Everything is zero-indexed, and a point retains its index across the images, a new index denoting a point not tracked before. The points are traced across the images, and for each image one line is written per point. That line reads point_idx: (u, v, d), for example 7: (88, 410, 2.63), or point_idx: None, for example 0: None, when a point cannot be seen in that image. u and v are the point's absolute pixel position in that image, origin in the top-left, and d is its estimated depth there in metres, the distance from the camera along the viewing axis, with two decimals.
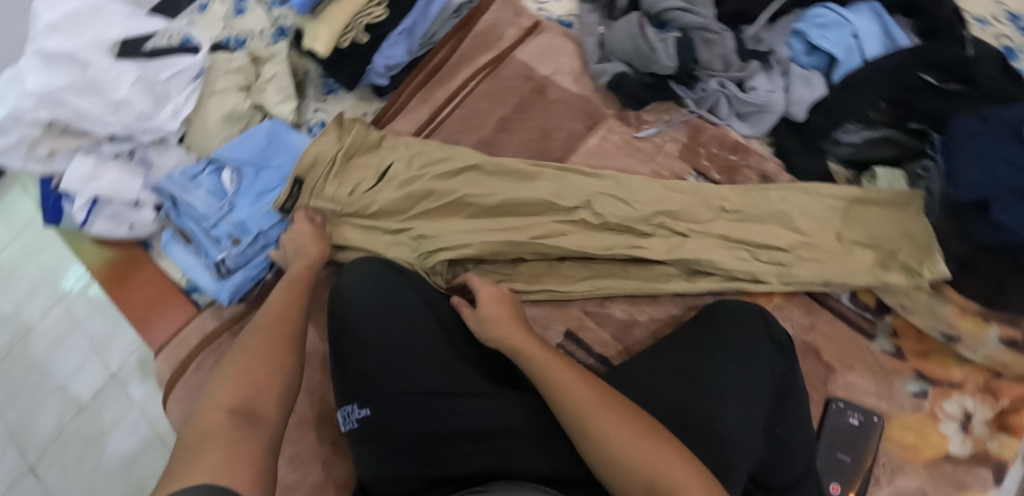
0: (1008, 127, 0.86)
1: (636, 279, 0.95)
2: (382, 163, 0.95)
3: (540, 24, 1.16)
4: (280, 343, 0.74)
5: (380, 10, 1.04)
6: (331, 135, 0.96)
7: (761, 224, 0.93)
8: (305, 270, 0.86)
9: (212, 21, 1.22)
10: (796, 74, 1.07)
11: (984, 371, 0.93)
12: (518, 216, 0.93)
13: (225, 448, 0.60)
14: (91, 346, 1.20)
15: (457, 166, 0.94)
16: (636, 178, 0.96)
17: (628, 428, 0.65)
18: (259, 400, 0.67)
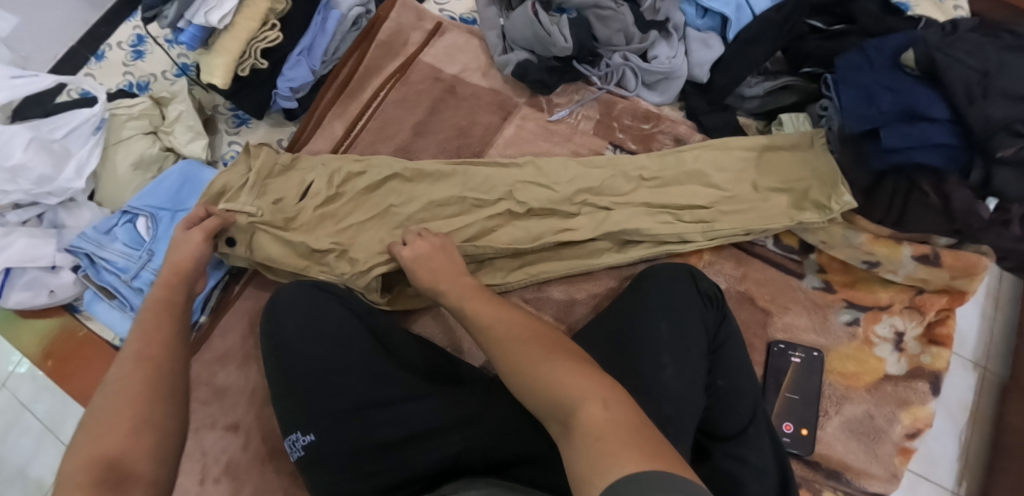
0: (885, 57, 0.91)
1: (569, 259, 0.98)
2: (301, 185, 0.94)
3: (442, 25, 1.16)
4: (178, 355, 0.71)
5: (275, 33, 1.02)
6: (240, 166, 0.94)
7: (680, 186, 0.98)
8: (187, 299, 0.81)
9: (111, 70, 1.19)
10: (694, 37, 1.09)
11: (908, 290, 0.97)
12: (442, 215, 0.95)
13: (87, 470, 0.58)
14: (43, 427, 1.07)
15: (377, 177, 0.96)
16: (553, 160, 0.99)
17: (537, 352, 0.65)
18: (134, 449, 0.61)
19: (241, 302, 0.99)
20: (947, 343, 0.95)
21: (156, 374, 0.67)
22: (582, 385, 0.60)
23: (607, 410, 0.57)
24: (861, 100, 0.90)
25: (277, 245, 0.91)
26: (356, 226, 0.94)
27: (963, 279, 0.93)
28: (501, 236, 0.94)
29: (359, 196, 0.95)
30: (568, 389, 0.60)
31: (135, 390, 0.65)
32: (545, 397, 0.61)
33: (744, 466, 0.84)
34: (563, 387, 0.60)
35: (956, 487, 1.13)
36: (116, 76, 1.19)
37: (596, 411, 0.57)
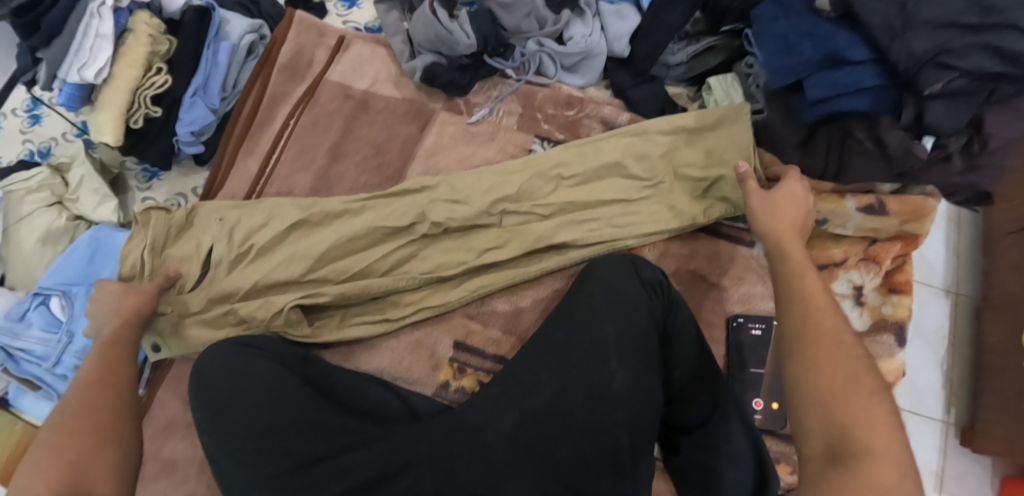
0: (800, 3, 0.87)
1: (508, 270, 0.94)
2: (201, 248, 0.90)
3: (345, 38, 1.09)
4: (110, 387, 0.73)
5: (162, 76, 0.96)
6: (138, 235, 0.90)
7: (600, 181, 0.95)
8: (120, 329, 0.79)
9: (8, 139, 1.12)
10: (607, 11, 1.04)
11: (861, 240, 0.94)
12: (356, 252, 0.91)
13: None
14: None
15: (281, 227, 0.91)
16: (466, 175, 0.95)
17: (840, 372, 0.61)
18: (88, 472, 0.67)
19: (176, 369, 0.95)
20: (907, 290, 0.92)
21: (111, 404, 0.72)
22: (887, 438, 0.58)
23: (899, 480, 0.57)
24: (781, 52, 0.86)
25: (202, 327, 0.88)
26: (267, 276, 0.89)
27: (913, 222, 0.90)
28: (422, 263, 0.92)
29: (267, 248, 0.91)
30: (866, 429, 0.59)
31: (85, 417, 0.70)
32: (831, 419, 0.60)
33: (712, 454, 0.83)
34: (861, 430, 0.58)
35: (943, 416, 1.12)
36: (14, 145, 1.12)
37: (888, 478, 0.56)
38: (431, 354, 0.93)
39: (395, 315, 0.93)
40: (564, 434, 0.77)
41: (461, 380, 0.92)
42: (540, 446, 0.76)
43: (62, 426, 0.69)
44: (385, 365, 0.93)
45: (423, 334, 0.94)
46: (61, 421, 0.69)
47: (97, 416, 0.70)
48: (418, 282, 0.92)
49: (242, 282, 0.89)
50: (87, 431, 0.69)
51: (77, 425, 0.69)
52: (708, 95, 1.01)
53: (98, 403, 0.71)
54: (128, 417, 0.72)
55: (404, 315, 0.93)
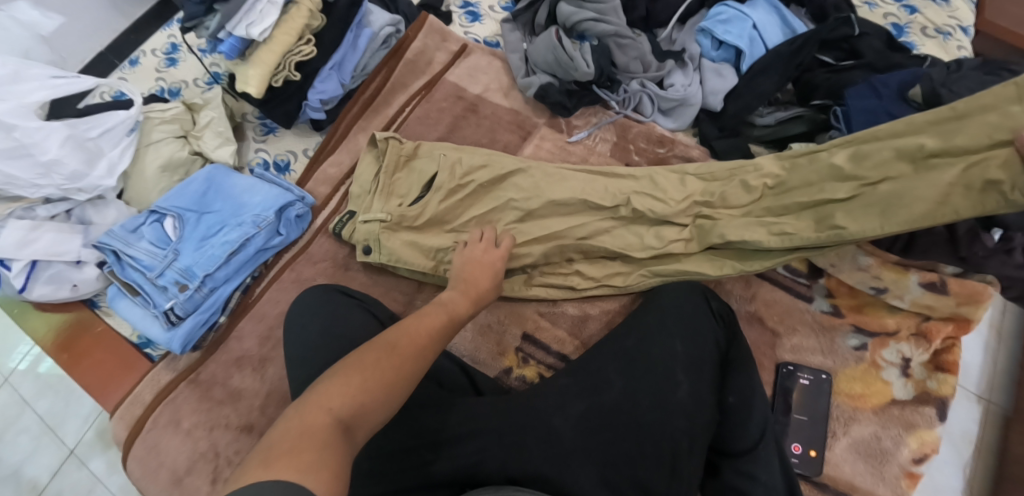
0: (889, 91, 0.97)
1: (689, 267, 0.97)
2: (427, 174, 1.02)
3: (467, 46, 1.20)
4: (422, 353, 0.74)
5: (309, 48, 1.07)
6: (371, 158, 1.06)
7: (879, 164, 0.86)
8: (463, 311, 0.82)
9: (144, 75, 1.22)
10: (708, 68, 1.14)
11: (914, 315, 0.99)
12: (558, 217, 1.00)
13: (317, 450, 0.61)
14: (43, 427, 1.34)
15: (499, 173, 1.01)
16: (669, 174, 1.01)
17: None
18: (366, 414, 0.66)
19: (258, 306, 1.03)
20: (953, 371, 0.96)
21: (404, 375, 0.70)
22: None
23: None
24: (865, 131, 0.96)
25: (410, 249, 0.99)
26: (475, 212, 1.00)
27: (969, 305, 0.95)
28: (614, 237, 0.99)
29: (483, 187, 1.01)
30: None
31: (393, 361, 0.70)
32: None
33: (751, 483, 0.84)
34: None
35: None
36: (147, 81, 1.21)
37: None
38: (499, 340, 1.00)
39: (579, 285, 1.01)
40: (628, 432, 0.82)
41: (523, 369, 0.98)
42: (601, 439, 0.81)
43: (357, 356, 0.70)
44: (456, 341, 1.00)
45: (494, 320, 1.01)
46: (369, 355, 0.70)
47: (395, 374, 0.70)
48: (607, 252, 1.00)
49: (456, 214, 1.01)
50: (381, 384, 0.68)
51: (378, 371, 0.69)
52: None
53: (401, 356, 0.71)
54: (406, 386, 0.70)
55: (587, 286, 1.01)
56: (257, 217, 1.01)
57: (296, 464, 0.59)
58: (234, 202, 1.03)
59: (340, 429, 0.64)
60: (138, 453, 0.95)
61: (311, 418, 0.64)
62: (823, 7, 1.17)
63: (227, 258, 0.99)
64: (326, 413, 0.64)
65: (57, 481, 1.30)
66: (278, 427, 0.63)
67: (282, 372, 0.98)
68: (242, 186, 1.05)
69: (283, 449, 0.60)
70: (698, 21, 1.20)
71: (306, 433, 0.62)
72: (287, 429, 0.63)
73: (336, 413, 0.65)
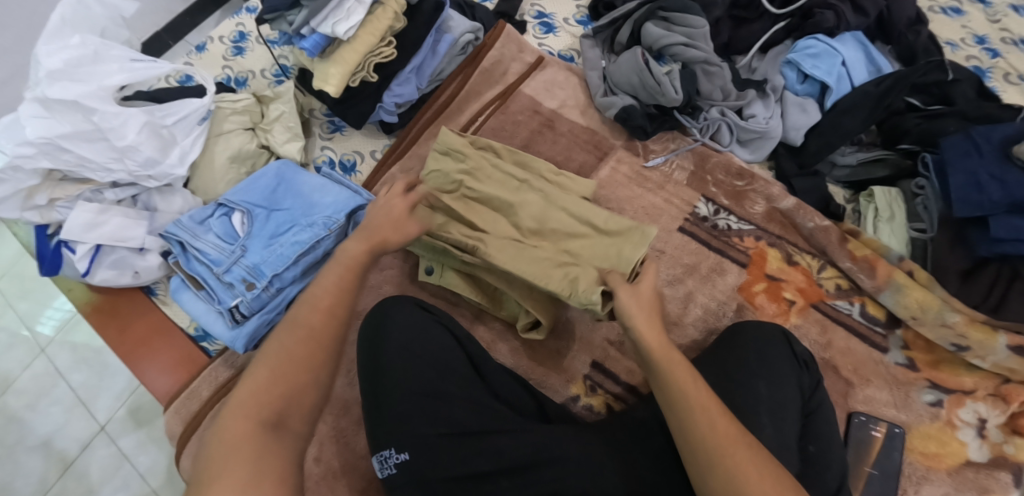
0: (990, 145, 0.95)
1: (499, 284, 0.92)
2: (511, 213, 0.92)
3: (543, 59, 1.17)
4: (327, 323, 0.72)
5: (390, 49, 1.04)
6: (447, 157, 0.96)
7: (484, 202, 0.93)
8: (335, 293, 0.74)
9: (212, 61, 1.18)
10: (792, 101, 1.11)
11: (993, 376, 0.96)
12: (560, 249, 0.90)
13: (246, 469, 0.64)
14: (76, 398, 1.28)
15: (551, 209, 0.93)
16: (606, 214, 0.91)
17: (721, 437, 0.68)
18: (289, 409, 0.68)
19: None
20: None
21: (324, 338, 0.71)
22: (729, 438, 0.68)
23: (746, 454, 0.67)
24: (970, 188, 0.93)
25: (461, 281, 0.96)
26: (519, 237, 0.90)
27: None
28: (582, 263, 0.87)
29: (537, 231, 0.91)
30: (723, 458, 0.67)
31: (298, 346, 0.70)
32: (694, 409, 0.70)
33: None
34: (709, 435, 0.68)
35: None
36: (215, 67, 1.17)
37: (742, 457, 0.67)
38: (567, 366, 0.98)
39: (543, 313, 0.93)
40: None
41: (590, 398, 0.96)
42: (681, 475, 0.80)
43: (281, 345, 0.70)
44: (524, 364, 0.98)
45: (563, 346, 0.99)
46: (281, 343, 0.70)
47: (308, 352, 0.70)
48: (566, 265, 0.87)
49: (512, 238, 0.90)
50: (298, 365, 0.69)
51: (293, 356, 0.69)
52: (868, 201, 1.06)
53: (304, 352, 0.70)
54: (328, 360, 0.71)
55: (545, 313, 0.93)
56: (328, 219, 0.97)
57: (231, 480, 0.63)
58: (306, 201, 1.00)
59: (271, 427, 0.67)
60: (192, 450, 0.93)
61: (236, 425, 0.66)
62: (913, 49, 1.13)
63: (297, 258, 0.95)
64: (247, 421, 0.66)
65: (82, 458, 1.24)
66: (213, 437, 0.66)
67: (343, 380, 0.95)
68: (314, 185, 1.01)
69: (220, 458, 0.65)
70: (782, 52, 1.16)
71: (234, 443, 0.65)
72: (224, 436, 0.66)
73: (262, 412, 0.67)
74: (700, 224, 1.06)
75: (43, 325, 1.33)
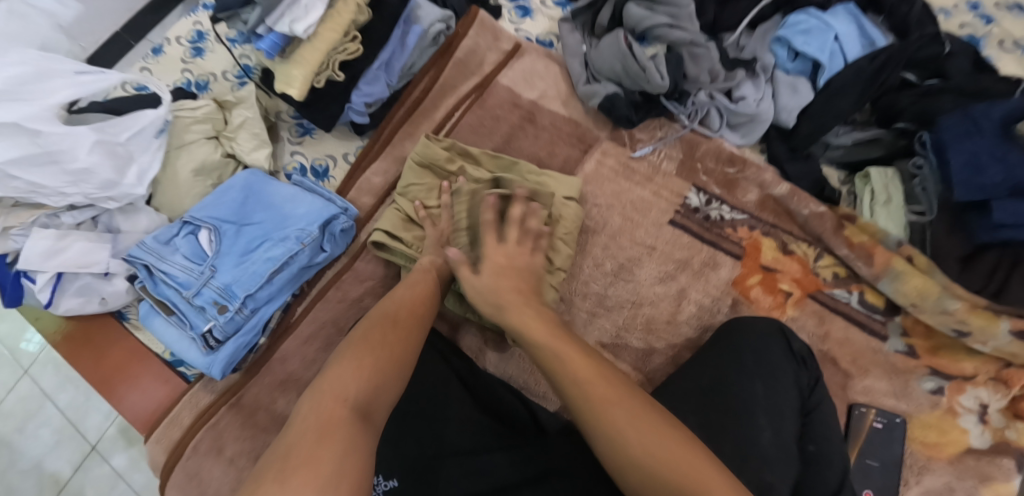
0: (991, 124, 0.90)
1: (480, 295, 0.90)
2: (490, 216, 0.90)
3: (520, 47, 1.11)
4: (410, 327, 0.72)
5: (355, 45, 0.97)
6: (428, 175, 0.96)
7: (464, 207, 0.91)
8: (417, 305, 0.76)
9: (170, 66, 1.11)
10: (783, 81, 1.06)
11: (995, 361, 0.94)
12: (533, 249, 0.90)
13: (340, 455, 0.56)
14: (66, 419, 1.24)
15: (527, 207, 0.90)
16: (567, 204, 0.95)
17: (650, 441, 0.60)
18: (380, 398, 0.63)
19: (303, 327, 0.96)
20: None
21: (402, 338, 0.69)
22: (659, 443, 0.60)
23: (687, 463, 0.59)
24: (969, 169, 0.90)
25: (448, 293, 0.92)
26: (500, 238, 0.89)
27: None
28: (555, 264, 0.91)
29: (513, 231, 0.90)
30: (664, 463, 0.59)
31: (385, 337, 0.68)
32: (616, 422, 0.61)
33: None
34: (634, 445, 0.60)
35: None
36: (174, 72, 1.10)
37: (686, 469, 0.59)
38: None
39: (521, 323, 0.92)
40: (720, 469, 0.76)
41: None
42: None
43: (370, 334, 0.68)
44: (514, 373, 0.95)
45: None
46: (375, 331, 0.69)
47: (402, 347, 0.69)
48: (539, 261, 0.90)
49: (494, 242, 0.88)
50: (393, 359, 0.67)
51: (382, 346, 0.67)
52: (864, 182, 1.02)
53: (387, 344, 0.68)
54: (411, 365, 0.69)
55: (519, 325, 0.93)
56: (301, 232, 0.91)
57: (317, 474, 0.54)
58: (275, 213, 0.94)
59: (359, 418, 0.60)
60: (178, 480, 0.89)
61: (329, 409, 0.60)
62: (906, 20, 1.07)
63: (270, 276, 0.90)
64: (341, 403, 0.60)
65: (75, 480, 1.21)
66: (294, 425, 0.59)
67: None
68: (284, 195, 0.95)
69: (305, 440, 0.57)
70: (770, 29, 1.11)
71: (325, 425, 0.58)
72: (307, 419, 0.59)
73: (352, 401, 0.61)
74: (692, 215, 1.02)
75: (26, 344, 1.28)
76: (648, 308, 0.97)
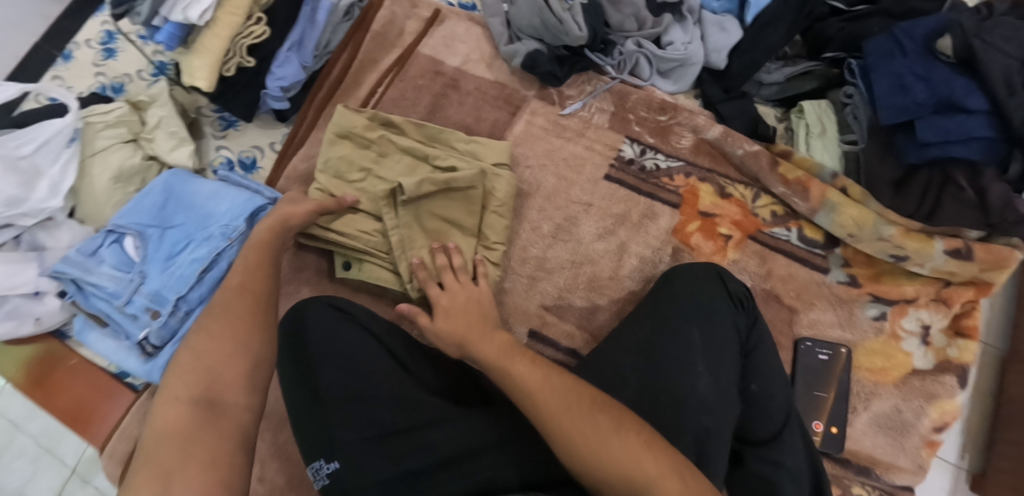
0: (915, 43, 0.89)
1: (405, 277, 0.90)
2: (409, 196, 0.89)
3: (439, 13, 1.09)
4: (249, 291, 0.76)
5: (261, 27, 0.93)
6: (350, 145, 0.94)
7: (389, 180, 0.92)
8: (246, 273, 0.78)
9: (81, 71, 1.07)
10: (710, 21, 1.03)
11: (934, 282, 0.95)
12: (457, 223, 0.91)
13: (180, 448, 0.63)
14: (40, 449, 1.07)
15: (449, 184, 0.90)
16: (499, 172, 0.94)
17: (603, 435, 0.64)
18: (219, 383, 0.68)
19: None
20: (972, 336, 0.93)
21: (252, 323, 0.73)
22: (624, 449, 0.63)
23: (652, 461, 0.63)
24: (894, 90, 0.88)
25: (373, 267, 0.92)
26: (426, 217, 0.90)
27: (992, 271, 0.91)
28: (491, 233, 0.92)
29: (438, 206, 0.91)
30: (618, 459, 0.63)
31: (222, 321, 0.72)
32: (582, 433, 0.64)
33: (777, 470, 0.78)
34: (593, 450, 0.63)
35: (959, 460, 0.98)
36: (87, 77, 1.06)
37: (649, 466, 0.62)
38: None
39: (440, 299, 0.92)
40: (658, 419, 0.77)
41: None
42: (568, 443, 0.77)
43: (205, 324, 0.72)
44: None
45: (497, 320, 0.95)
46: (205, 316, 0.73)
47: (236, 328, 0.72)
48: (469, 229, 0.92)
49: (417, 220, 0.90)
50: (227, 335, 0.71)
51: (221, 327, 0.72)
52: (799, 117, 1.01)
53: (224, 331, 0.72)
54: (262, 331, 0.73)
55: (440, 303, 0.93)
56: (227, 228, 0.90)
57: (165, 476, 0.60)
58: (197, 213, 0.92)
59: (202, 408, 0.66)
60: None
61: (170, 410, 0.66)
62: None
63: (200, 276, 0.89)
64: (182, 401, 0.66)
65: None
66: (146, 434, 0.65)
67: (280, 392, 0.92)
68: (204, 193, 0.93)
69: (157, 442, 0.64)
70: None
71: (171, 428, 0.65)
72: (155, 429, 0.65)
73: (190, 397, 0.67)
74: (627, 168, 1.01)
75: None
76: (589, 266, 0.97)
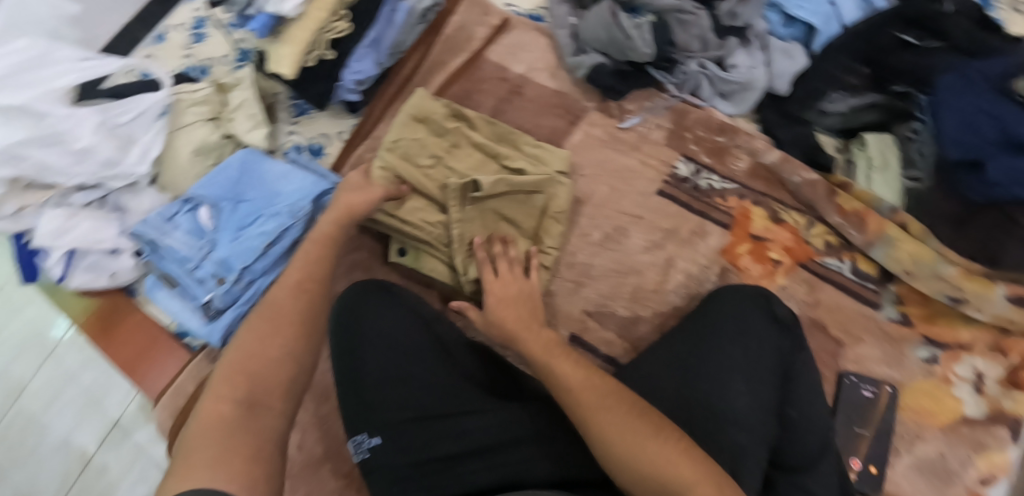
0: (988, 81, 0.88)
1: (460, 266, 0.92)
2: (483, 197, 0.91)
3: (509, 21, 1.13)
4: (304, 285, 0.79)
5: (344, 23, 0.99)
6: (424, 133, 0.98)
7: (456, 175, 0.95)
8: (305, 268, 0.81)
9: (171, 52, 1.15)
10: (777, 47, 1.04)
11: (991, 329, 0.92)
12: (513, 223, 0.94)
13: (223, 439, 0.64)
14: (87, 398, 1.13)
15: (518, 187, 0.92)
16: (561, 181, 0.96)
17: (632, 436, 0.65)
18: (263, 380, 0.71)
19: None
20: None
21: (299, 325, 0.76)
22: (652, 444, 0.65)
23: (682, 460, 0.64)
24: (962, 127, 0.88)
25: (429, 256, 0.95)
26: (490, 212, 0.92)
27: None
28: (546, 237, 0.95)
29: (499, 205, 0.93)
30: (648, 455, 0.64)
31: (270, 323, 0.75)
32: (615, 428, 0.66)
33: None
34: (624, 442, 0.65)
35: None
36: (176, 58, 1.15)
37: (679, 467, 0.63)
38: None
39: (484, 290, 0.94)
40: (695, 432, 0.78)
41: None
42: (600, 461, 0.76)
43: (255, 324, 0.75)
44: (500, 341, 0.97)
45: None
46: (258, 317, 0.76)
47: (284, 330, 0.75)
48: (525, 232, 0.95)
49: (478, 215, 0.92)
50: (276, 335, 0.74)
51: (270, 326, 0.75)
52: (861, 148, 0.99)
53: (276, 331, 0.74)
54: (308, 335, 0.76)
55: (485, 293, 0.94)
56: (293, 207, 0.95)
57: (202, 467, 0.61)
58: (268, 190, 0.98)
59: (245, 407, 0.68)
60: None
61: (214, 407, 0.67)
62: None
63: (264, 249, 0.94)
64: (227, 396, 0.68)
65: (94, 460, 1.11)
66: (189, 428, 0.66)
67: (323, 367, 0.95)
68: (277, 173, 0.99)
69: (199, 435, 0.65)
70: None
71: (213, 420, 0.66)
72: (197, 423, 0.66)
73: (235, 397, 0.68)
74: (681, 185, 1.02)
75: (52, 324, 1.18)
76: (634, 277, 0.98)
